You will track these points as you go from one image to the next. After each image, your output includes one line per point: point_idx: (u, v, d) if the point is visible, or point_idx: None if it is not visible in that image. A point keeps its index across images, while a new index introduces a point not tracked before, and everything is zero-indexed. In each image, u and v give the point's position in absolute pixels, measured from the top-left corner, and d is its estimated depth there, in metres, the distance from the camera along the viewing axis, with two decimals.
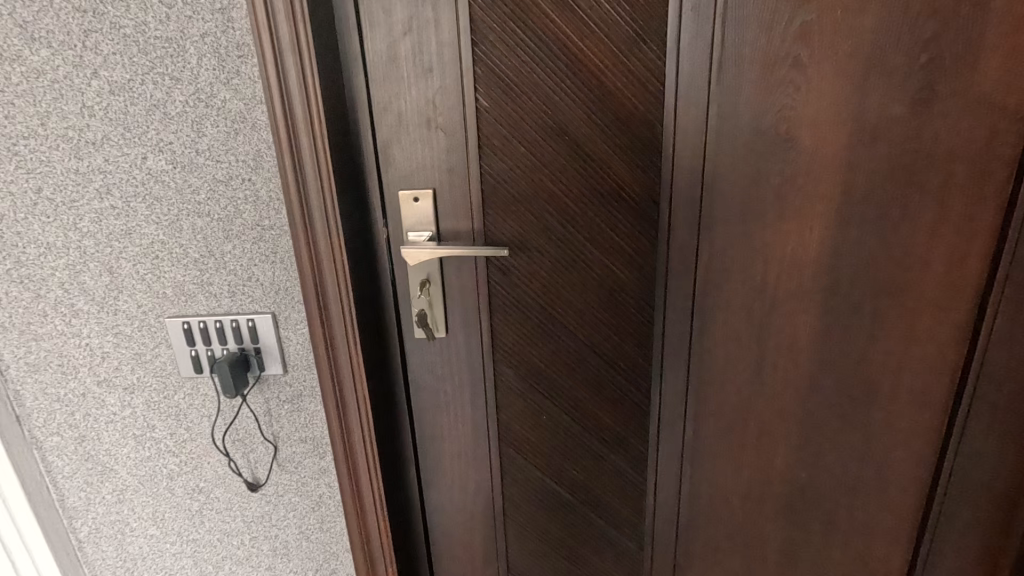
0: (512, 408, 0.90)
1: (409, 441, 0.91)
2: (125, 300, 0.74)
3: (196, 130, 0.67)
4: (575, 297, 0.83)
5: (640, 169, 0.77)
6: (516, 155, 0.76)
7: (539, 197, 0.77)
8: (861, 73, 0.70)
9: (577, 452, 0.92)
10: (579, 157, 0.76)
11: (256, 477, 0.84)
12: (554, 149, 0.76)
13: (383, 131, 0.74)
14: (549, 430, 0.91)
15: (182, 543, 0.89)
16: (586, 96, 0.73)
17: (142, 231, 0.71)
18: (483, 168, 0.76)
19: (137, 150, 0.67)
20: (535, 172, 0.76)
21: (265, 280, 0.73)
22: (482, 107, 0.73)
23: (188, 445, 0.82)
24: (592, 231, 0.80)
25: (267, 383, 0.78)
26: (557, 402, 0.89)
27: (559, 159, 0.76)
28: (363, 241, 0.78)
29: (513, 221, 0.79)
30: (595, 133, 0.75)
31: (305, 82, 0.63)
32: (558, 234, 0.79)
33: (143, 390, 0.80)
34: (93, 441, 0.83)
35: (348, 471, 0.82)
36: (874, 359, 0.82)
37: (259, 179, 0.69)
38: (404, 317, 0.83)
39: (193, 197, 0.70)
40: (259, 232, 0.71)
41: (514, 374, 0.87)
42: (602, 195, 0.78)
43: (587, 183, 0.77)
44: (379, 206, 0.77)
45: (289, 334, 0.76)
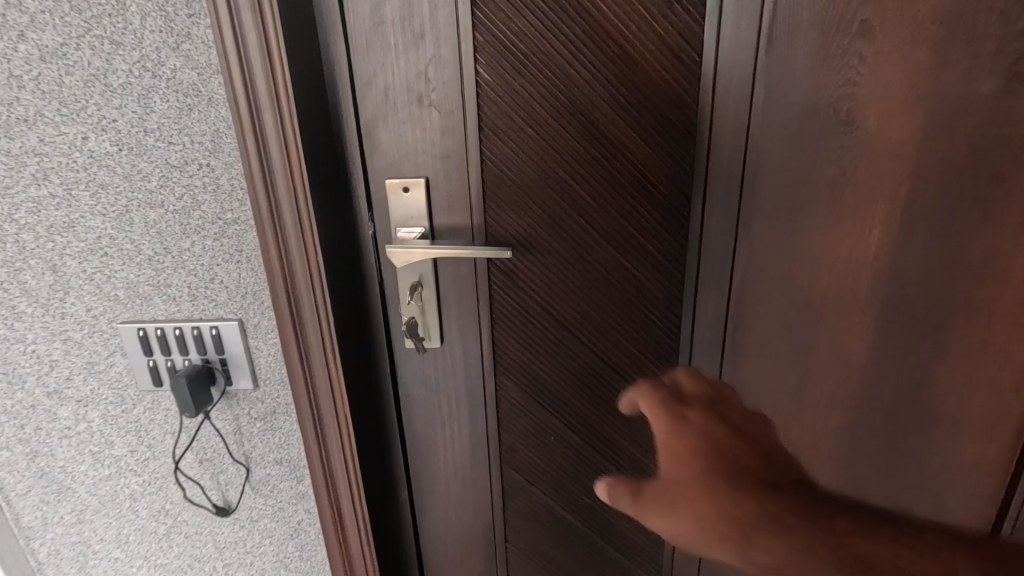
0: (515, 426, 0.79)
1: (401, 461, 0.81)
2: (73, 302, 0.65)
3: (142, 105, 0.56)
4: (588, 304, 0.72)
5: (668, 156, 0.65)
6: (525, 140, 0.64)
7: (549, 188, 0.66)
8: (945, 41, 0.57)
9: (589, 477, 0.82)
10: (598, 142, 0.64)
11: (228, 501, 0.75)
12: (568, 133, 0.64)
13: (367, 110, 0.63)
14: (557, 451, 0.81)
15: (150, 568, 0.81)
16: (607, 71, 0.62)
17: (87, 224, 0.61)
18: (485, 154, 0.65)
19: (76, 129, 0.57)
20: (545, 158, 0.65)
21: (230, 282, 0.63)
22: (484, 83, 0.62)
23: (151, 463, 0.73)
24: (611, 228, 0.68)
25: (235, 398, 0.68)
26: (566, 421, 0.79)
27: (574, 145, 0.65)
28: (346, 237, 0.67)
29: (520, 216, 0.68)
30: (618, 115, 0.63)
31: (267, 49, 0.53)
32: (572, 232, 0.68)
33: (98, 403, 0.70)
34: (47, 457, 0.74)
35: (329, 496, 0.73)
36: (941, 386, 0.70)
37: (218, 165, 0.58)
38: (394, 325, 0.73)
39: (143, 185, 0.60)
40: (221, 226, 0.61)
41: (518, 388, 0.77)
42: (623, 187, 0.67)
43: (607, 174, 0.66)
44: (364, 198, 0.67)
45: (259, 344, 0.66)
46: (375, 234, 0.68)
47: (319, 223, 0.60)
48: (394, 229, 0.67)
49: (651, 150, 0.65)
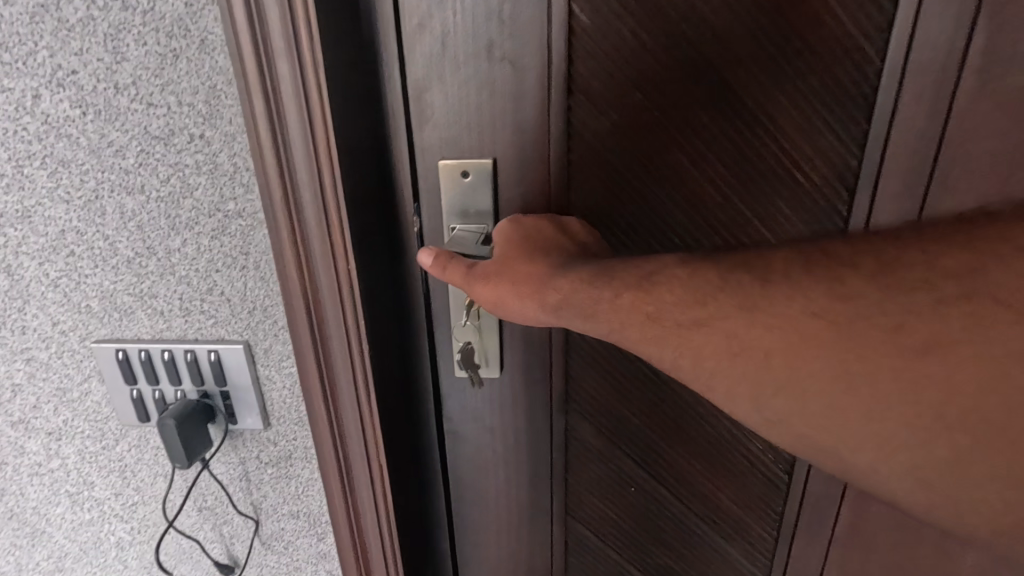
0: (586, 474, 0.64)
1: (443, 511, 0.66)
2: (36, 314, 0.50)
3: (112, 50, 0.40)
4: None
5: (830, 132, 0.46)
6: (631, 111, 0.47)
7: (657, 176, 0.49)
8: None
9: (671, 539, 0.67)
10: (732, 117, 0.47)
11: (233, 557, 0.60)
12: (692, 100, 0.47)
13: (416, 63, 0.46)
14: (637, 503, 0.65)
15: None
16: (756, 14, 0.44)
17: (46, 213, 0.46)
18: (575, 128, 0.48)
19: (24, 84, 0.42)
20: (654, 135, 0.48)
21: (233, 294, 0.48)
22: (582, 31, 0.45)
23: (140, 510, 0.59)
24: (735, 231, 0.50)
25: (241, 439, 0.54)
26: (651, 469, 0.63)
27: (699, 120, 0.47)
28: (385, 237, 0.51)
29: (614, 216, 0.51)
30: (765, 78, 0.45)
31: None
32: (682, 238, 0.51)
33: (73, 438, 0.56)
34: (17, 497, 0.61)
35: (357, 560, 0.58)
36: None
37: (215, 136, 0.43)
38: (442, 348, 0.57)
39: (116, 162, 0.44)
40: (220, 221, 0.45)
41: (593, 428, 0.61)
42: (760, 176, 0.48)
43: (739, 158, 0.48)
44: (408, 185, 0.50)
45: (271, 374, 0.50)
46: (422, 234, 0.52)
47: (351, 218, 0.44)
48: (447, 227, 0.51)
49: (804, 127, 0.46)
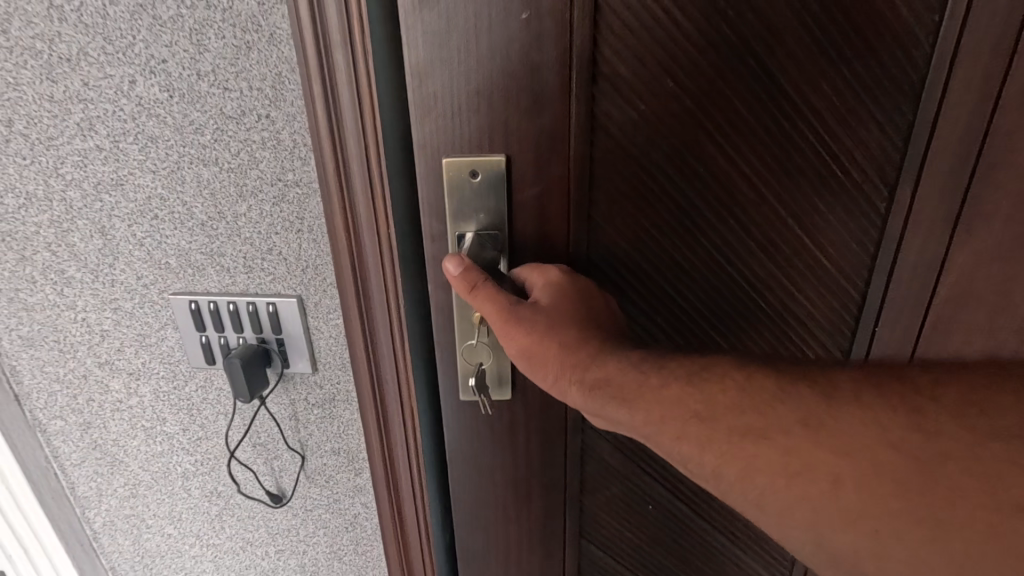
0: (601, 497, 0.69)
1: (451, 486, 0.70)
2: (123, 269, 0.59)
3: (195, 42, 0.48)
4: (709, 318, 0.60)
5: (839, 122, 0.53)
6: (657, 101, 0.50)
7: (693, 167, 0.53)
8: None
9: (673, 541, 0.74)
10: (744, 105, 0.51)
11: (281, 487, 0.69)
12: (728, 93, 0.51)
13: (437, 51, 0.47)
14: (648, 517, 0.72)
15: (202, 547, 0.78)
16: (759, 9, 0.48)
17: (137, 181, 0.54)
18: (604, 118, 0.51)
19: (122, 70, 0.50)
20: (692, 127, 0.51)
21: (289, 254, 0.56)
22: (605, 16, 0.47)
23: (203, 443, 0.68)
24: (762, 222, 0.56)
25: (293, 382, 0.62)
26: (662, 485, 0.70)
27: (721, 109, 0.51)
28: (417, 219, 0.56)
29: (642, 222, 0.55)
30: (767, 68, 0.50)
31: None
32: (721, 245, 0.57)
33: (150, 378, 0.65)
34: (100, 429, 0.70)
35: (389, 494, 0.66)
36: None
37: (279, 115, 0.50)
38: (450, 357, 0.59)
39: (194, 137, 0.52)
40: (281, 189, 0.53)
41: (613, 453, 0.66)
42: (788, 165, 0.54)
43: (772, 149, 0.53)
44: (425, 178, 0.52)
45: (319, 325, 0.58)
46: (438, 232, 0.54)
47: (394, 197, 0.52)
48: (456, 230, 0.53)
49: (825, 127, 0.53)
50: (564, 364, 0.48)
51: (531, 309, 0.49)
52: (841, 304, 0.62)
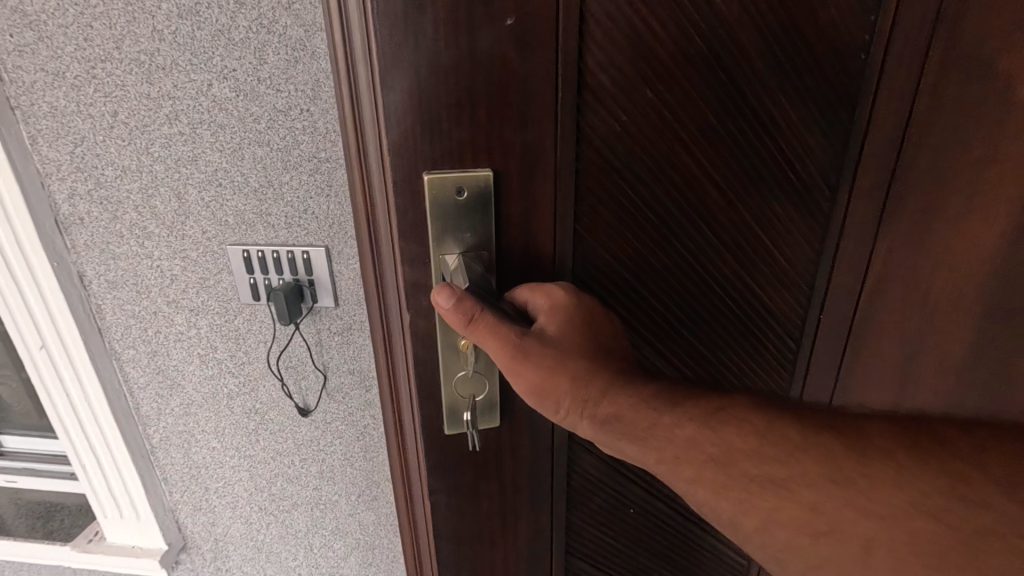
0: (587, 508, 0.84)
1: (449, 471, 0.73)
2: (192, 226, 0.78)
3: (257, 57, 0.67)
4: (680, 303, 0.71)
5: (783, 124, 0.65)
6: (638, 112, 0.59)
7: (672, 172, 0.63)
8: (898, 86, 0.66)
9: (647, 534, 0.91)
10: (710, 115, 0.62)
11: (307, 403, 0.88)
12: (699, 103, 0.61)
13: (436, 77, 0.51)
14: (624, 519, 0.88)
15: (240, 458, 0.97)
16: (711, 32, 0.58)
17: (207, 158, 0.73)
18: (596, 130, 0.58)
19: (202, 76, 0.69)
20: (670, 133, 0.61)
21: (320, 214, 0.74)
22: (591, 31, 0.54)
23: (247, 367, 0.87)
24: (726, 215, 0.68)
25: (319, 315, 0.81)
26: (636, 492, 0.86)
27: (693, 119, 0.61)
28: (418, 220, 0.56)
29: (624, 232, 0.64)
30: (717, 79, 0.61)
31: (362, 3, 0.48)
32: (689, 241, 0.68)
33: (207, 313, 0.84)
34: (164, 357, 0.89)
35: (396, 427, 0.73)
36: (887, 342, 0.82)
37: (317, 110, 0.69)
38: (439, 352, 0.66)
39: (253, 126, 0.70)
40: (316, 164, 0.72)
41: (597, 469, 0.81)
42: (743, 166, 0.66)
43: (731, 154, 0.64)
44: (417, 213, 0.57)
45: (342, 269, 0.77)
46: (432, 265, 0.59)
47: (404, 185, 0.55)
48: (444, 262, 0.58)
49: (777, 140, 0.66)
50: (562, 382, 0.54)
51: (532, 337, 0.53)
52: (785, 278, 0.74)
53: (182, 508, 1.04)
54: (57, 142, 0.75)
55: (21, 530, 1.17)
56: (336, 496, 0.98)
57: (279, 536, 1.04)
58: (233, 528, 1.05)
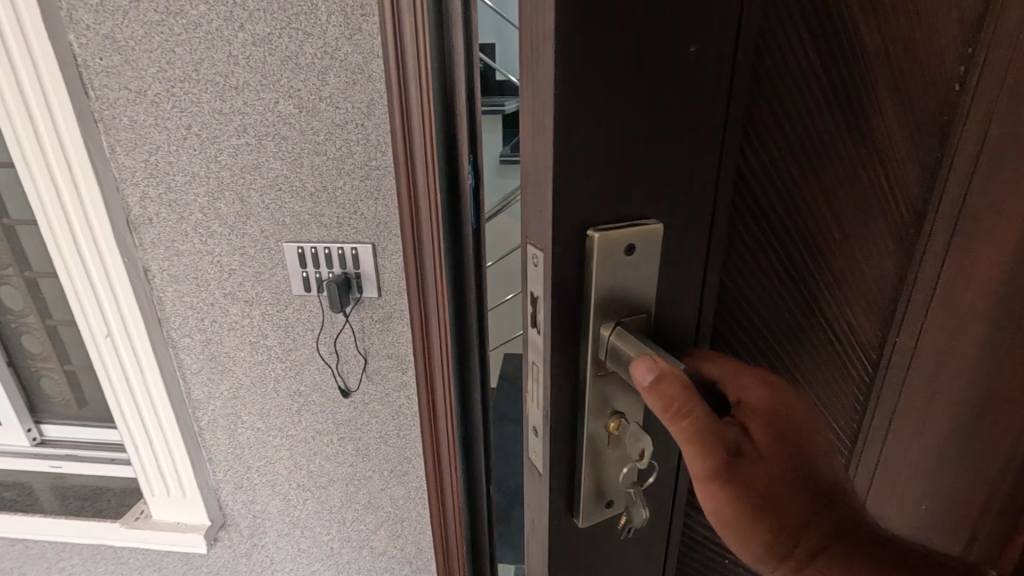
0: None
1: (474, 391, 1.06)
2: (252, 225, 0.88)
3: (320, 79, 0.78)
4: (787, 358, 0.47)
5: (912, 98, 0.43)
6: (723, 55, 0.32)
7: (780, 172, 0.41)
8: None
9: None
10: (809, 84, 0.39)
11: (348, 384, 0.98)
12: (810, 67, 0.39)
13: (589, 70, 0.29)
14: None
15: (282, 438, 1.06)
16: None
17: (270, 165, 0.83)
18: (748, 193, 0.40)
19: (270, 95, 0.79)
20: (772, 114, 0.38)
21: (368, 214, 0.85)
22: None
23: (294, 352, 0.97)
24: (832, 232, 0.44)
25: (364, 304, 0.91)
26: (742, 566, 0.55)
27: (796, 94, 0.39)
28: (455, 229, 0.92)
29: (738, 261, 0.42)
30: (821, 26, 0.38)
31: (420, 69, 0.74)
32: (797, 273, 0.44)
33: (260, 304, 0.94)
34: (217, 344, 0.98)
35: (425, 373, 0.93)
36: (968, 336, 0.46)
37: (369, 124, 0.80)
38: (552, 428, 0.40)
39: (313, 138, 0.81)
40: (367, 171, 0.82)
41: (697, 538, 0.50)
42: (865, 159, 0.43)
43: (843, 139, 0.42)
44: (554, 291, 0.34)
45: (386, 263, 0.88)
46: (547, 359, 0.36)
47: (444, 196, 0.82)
48: (585, 357, 0.35)
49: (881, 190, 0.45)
50: (759, 536, 0.35)
51: (746, 456, 0.34)
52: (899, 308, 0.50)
53: (225, 487, 1.13)
54: (133, 151, 0.84)
55: (50, 507, 1.21)
56: (370, 472, 1.07)
57: (314, 512, 1.13)
58: (271, 505, 1.14)
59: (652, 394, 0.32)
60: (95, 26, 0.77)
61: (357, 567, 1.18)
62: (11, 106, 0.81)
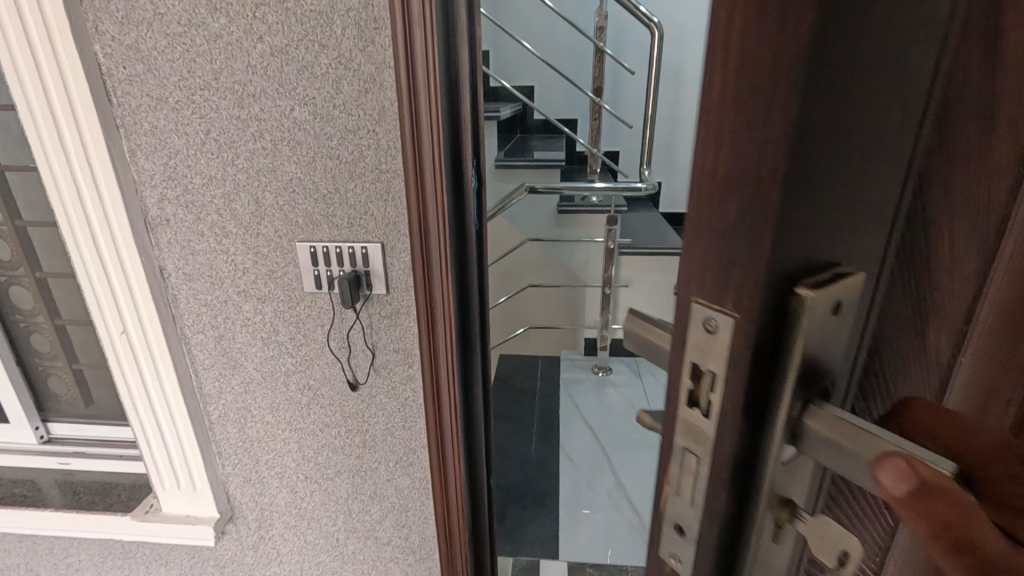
0: None
1: (477, 384, 1.10)
2: (266, 226, 0.92)
3: (335, 88, 0.82)
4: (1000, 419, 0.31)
5: None
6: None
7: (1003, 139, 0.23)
8: None
9: None
10: None
11: (356, 378, 1.03)
12: None
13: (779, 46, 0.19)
14: None
15: (291, 431, 1.10)
16: None
17: (284, 169, 0.88)
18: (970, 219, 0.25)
19: (287, 102, 0.84)
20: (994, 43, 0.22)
21: (378, 215, 0.90)
22: None
23: (304, 347, 1.01)
24: None
25: (373, 300, 0.96)
26: None
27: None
28: (460, 229, 0.97)
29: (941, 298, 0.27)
30: None
31: (430, 78, 0.79)
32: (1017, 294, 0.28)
33: (272, 301, 0.98)
34: (229, 340, 1.02)
35: (431, 365, 0.98)
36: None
37: (381, 130, 0.84)
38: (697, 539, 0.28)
39: (327, 143, 0.86)
40: (378, 173, 0.87)
41: None
42: None
43: None
44: (745, 365, 0.23)
45: (394, 261, 0.93)
46: (712, 457, 0.26)
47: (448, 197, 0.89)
48: (775, 458, 0.24)
49: None
50: None
51: None
52: None
53: (233, 480, 1.16)
54: (153, 154, 0.89)
55: (59, 502, 1.23)
56: (376, 463, 1.11)
57: (320, 503, 1.17)
58: (278, 497, 1.18)
59: (915, 512, 0.21)
60: (120, 36, 0.82)
61: (362, 558, 1.22)
62: (37, 111, 0.85)
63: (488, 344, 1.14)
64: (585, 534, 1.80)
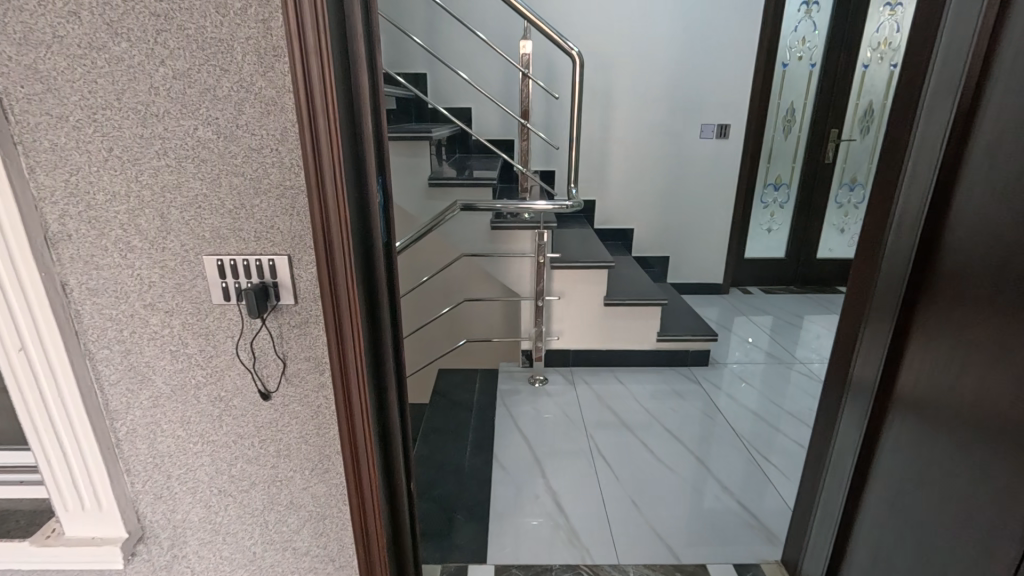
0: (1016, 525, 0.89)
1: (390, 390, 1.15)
2: (172, 240, 0.95)
3: (237, 109, 0.88)
4: None
5: None
6: None
7: None
8: None
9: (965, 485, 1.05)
10: None
11: (268, 388, 1.06)
12: None
13: None
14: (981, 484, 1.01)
15: (203, 444, 1.10)
16: None
17: (190, 185, 0.92)
18: None
19: (191, 123, 0.88)
20: None
21: (284, 228, 0.94)
22: None
23: (214, 359, 1.03)
24: None
25: (281, 310, 1.00)
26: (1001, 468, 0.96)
27: None
28: (366, 243, 1.03)
29: None
30: None
31: (327, 103, 0.86)
32: None
33: (180, 314, 1.00)
34: (136, 354, 1.03)
35: (340, 374, 1.02)
36: None
37: (283, 148, 0.90)
38: None
39: (231, 160, 0.90)
40: (281, 190, 0.92)
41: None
42: None
43: None
44: None
45: (301, 272, 0.97)
46: None
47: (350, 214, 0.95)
48: None
49: None
50: None
51: None
52: None
53: (144, 498, 1.15)
54: (53, 171, 0.90)
55: None
56: (291, 472, 1.14)
57: (235, 516, 1.18)
58: (191, 513, 1.17)
59: None
60: (18, 57, 0.84)
61: (279, 570, 1.23)
62: None
63: (402, 351, 1.19)
64: (518, 540, 1.84)
